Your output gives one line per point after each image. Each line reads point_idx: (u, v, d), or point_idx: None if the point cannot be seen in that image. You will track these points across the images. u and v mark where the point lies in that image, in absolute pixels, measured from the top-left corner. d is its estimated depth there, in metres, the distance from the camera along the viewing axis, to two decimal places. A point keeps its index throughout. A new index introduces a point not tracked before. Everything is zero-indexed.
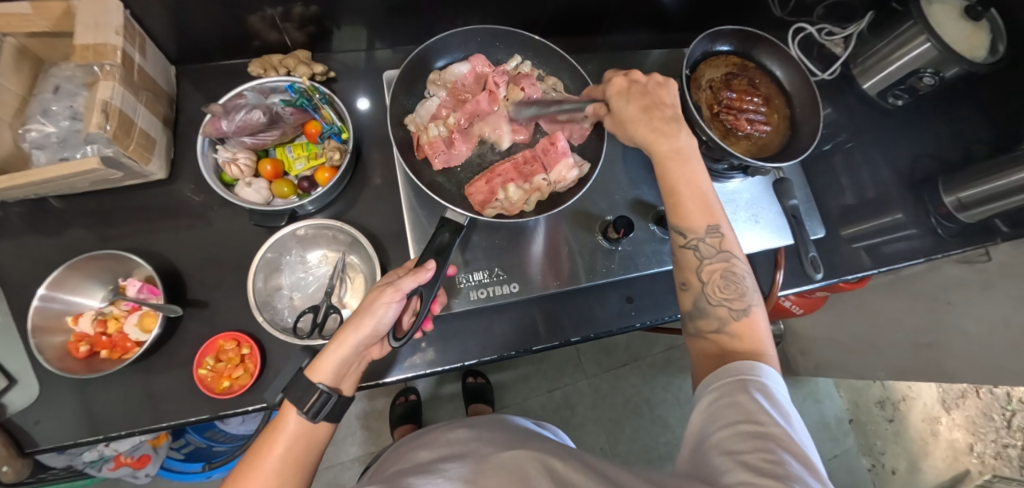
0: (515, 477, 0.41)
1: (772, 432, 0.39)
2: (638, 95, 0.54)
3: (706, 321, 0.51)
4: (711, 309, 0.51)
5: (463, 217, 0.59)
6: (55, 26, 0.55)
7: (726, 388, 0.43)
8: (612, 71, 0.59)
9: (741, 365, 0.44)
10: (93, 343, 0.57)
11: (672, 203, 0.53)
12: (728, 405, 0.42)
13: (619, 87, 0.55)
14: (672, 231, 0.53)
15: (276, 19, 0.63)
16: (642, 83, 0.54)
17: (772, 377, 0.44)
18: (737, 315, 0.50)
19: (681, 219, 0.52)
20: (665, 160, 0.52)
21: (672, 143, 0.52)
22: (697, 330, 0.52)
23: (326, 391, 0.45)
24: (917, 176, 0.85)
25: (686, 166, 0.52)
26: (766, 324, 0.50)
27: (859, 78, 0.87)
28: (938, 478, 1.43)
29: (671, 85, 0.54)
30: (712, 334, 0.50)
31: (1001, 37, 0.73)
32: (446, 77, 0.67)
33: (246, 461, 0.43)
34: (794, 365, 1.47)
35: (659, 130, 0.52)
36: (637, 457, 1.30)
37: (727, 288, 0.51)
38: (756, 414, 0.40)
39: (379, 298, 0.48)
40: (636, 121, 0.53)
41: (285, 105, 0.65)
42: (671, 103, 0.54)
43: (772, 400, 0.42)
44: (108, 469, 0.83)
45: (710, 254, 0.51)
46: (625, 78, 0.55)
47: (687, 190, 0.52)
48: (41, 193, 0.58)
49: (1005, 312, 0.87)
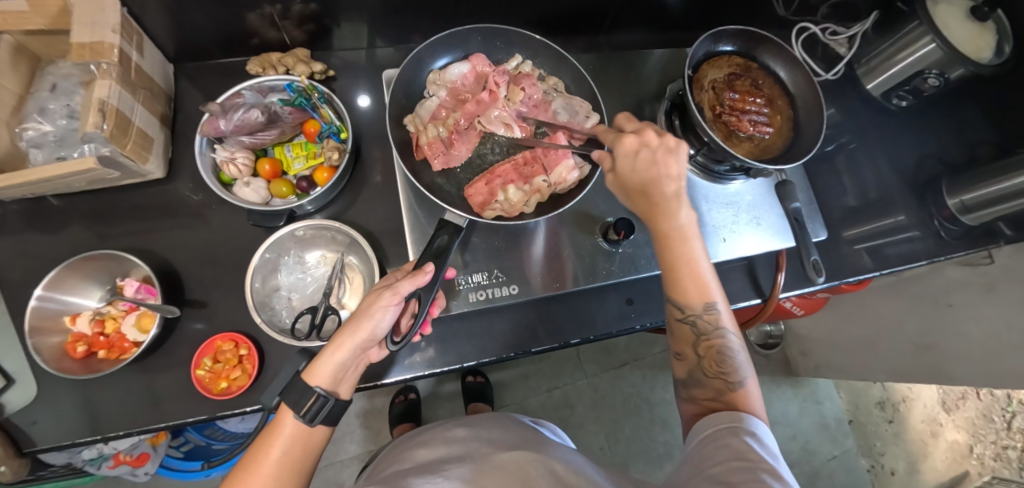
0: (516, 476, 0.41)
1: (762, 466, 0.40)
2: (645, 162, 0.50)
3: (701, 390, 0.51)
4: (706, 380, 0.51)
5: (463, 219, 0.58)
6: (52, 24, 0.55)
7: (718, 435, 0.45)
8: (626, 120, 0.55)
9: (729, 415, 0.46)
10: (91, 343, 0.57)
11: (671, 278, 0.53)
12: (719, 447, 0.43)
13: (628, 149, 0.50)
14: (670, 305, 0.53)
15: (274, 17, 0.63)
16: (650, 148, 0.50)
17: (761, 429, 0.45)
18: (732, 387, 0.50)
19: (679, 295, 0.52)
20: (664, 238, 0.52)
21: (673, 223, 0.51)
22: (690, 396, 0.53)
23: (323, 395, 0.45)
24: (920, 178, 0.85)
25: (685, 245, 0.52)
26: (762, 400, 0.50)
27: (864, 79, 0.86)
28: (938, 480, 1.43)
29: (682, 150, 0.50)
30: (705, 401, 0.51)
31: (1007, 38, 0.73)
32: (446, 76, 0.66)
33: (241, 466, 0.43)
34: (794, 366, 1.47)
35: (660, 208, 0.51)
36: (636, 457, 1.30)
37: (722, 363, 0.51)
38: (745, 453, 0.41)
39: (377, 302, 0.48)
40: (639, 192, 0.52)
41: (283, 104, 0.65)
42: (677, 174, 0.50)
43: (761, 445, 0.43)
44: (108, 467, 0.83)
45: (707, 331, 0.52)
46: (635, 140, 0.51)
47: (686, 267, 0.52)
48: (38, 192, 0.58)
49: (1007, 315, 0.86)
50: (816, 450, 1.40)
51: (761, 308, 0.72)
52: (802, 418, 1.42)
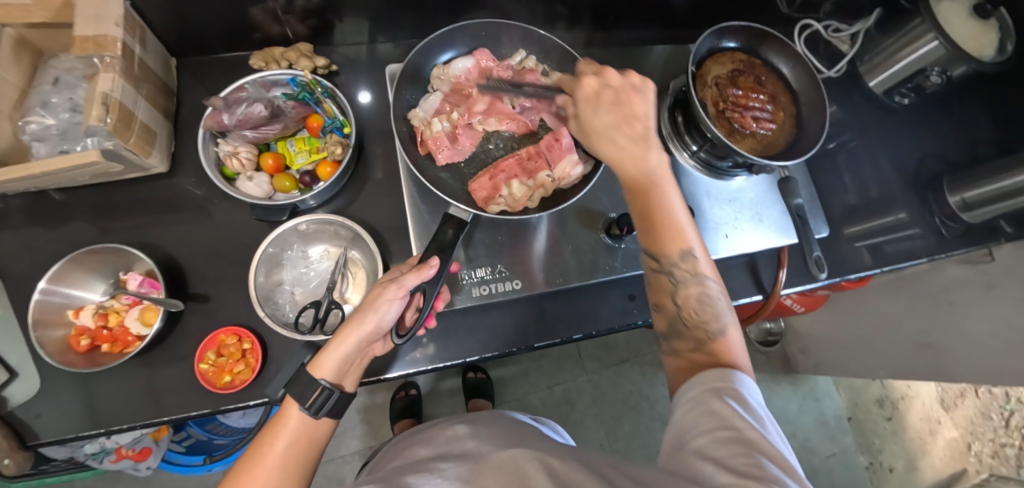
0: (511, 475, 0.40)
1: (751, 439, 0.39)
2: (609, 104, 0.50)
3: (681, 342, 0.51)
4: (686, 330, 0.51)
5: (467, 214, 0.59)
6: (55, 17, 0.54)
7: (702, 398, 0.44)
8: (584, 64, 0.54)
9: (716, 373, 0.45)
10: (94, 337, 0.57)
11: (646, 226, 0.52)
12: (704, 412, 0.42)
13: (589, 92, 0.51)
14: (646, 255, 0.53)
15: (278, 11, 0.63)
16: (614, 88, 0.51)
17: (747, 386, 0.44)
18: (713, 336, 0.50)
19: (655, 244, 0.52)
20: (636, 187, 0.51)
21: (644, 169, 0.50)
22: (671, 349, 0.52)
23: (328, 388, 0.45)
24: (922, 176, 0.85)
25: (657, 193, 0.50)
26: (744, 345, 0.51)
27: (864, 76, 0.87)
28: (936, 477, 1.44)
29: (646, 88, 0.51)
30: (687, 353, 0.50)
31: (1010, 36, 0.72)
32: (450, 71, 0.66)
33: (246, 458, 0.43)
34: (794, 363, 1.47)
35: (629, 153, 0.49)
36: (635, 453, 1.30)
37: (701, 312, 0.51)
38: (731, 420, 0.40)
39: (383, 295, 0.48)
40: (607, 140, 0.50)
41: (286, 99, 0.65)
42: (643, 114, 0.50)
43: (746, 406, 0.42)
44: (110, 461, 0.81)
45: (684, 278, 0.51)
46: (595, 82, 0.51)
47: (660, 214, 0.51)
48: (41, 186, 0.58)
49: (1007, 313, 0.86)
50: (815, 447, 1.40)
51: (762, 305, 0.72)
52: (801, 415, 1.42)
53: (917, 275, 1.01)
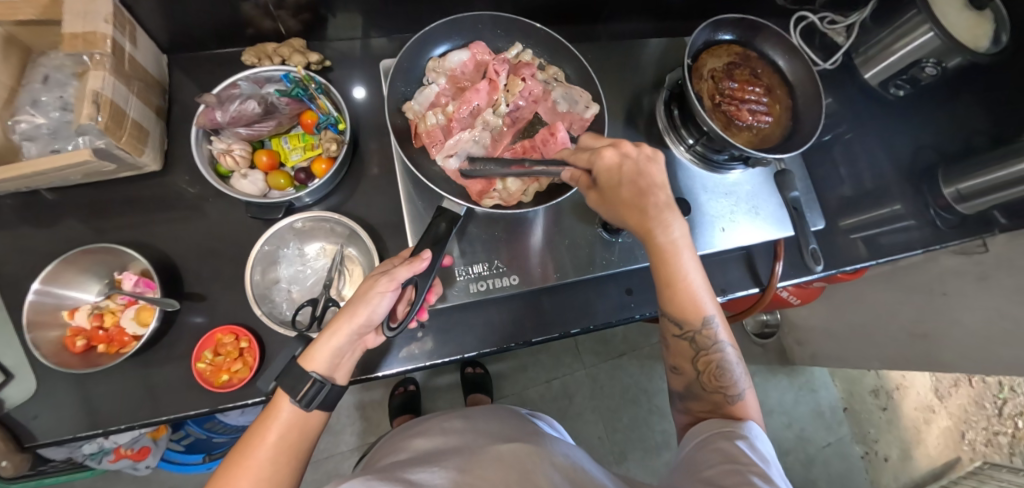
0: (512, 468, 0.41)
1: (752, 468, 0.40)
2: (632, 180, 0.50)
3: (698, 403, 0.53)
4: (705, 394, 0.53)
5: (460, 207, 0.59)
6: (43, 14, 0.53)
7: (711, 439, 0.46)
8: (591, 139, 0.56)
9: (723, 419, 0.48)
10: (90, 337, 0.57)
11: (669, 293, 0.52)
12: (712, 451, 0.44)
13: (610, 164, 0.50)
14: (667, 321, 0.54)
15: (269, 6, 0.62)
16: (633, 160, 0.50)
17: (759, 436, 0.46)
18: (731, 401, 0.52)
19: (675, 313, 0.52)
20: (658, 255, 0.51)
21: (667, 238, 0.51)
22: (689, 410, 0.55)
23: (319, 380, 0.45)
24: (917, 167, 0.85)
25: (678, 261, 0.51)
26: (757, 406, 0.53)
27: (860, 69, 0.88)
28: (930, 465, 1.45)
29: (660, 158, 0.51)
30: (704, 414, 0.53)
31: (1005, 27, 0.73)
32: (445, 64, 0.65)
33: (237, 450, 0.43)
34: (790, 354, 1.48)
35: (650, 225, 0.51)
36: (634, 446, 1.31)
37: (721, 377, 0.53)
38: (737, 456, 0.42)
39: (374, 288, 0.48)
40: (630, 206, 0.51)
41: (280, 95, 0.64)
42: (661, 183, 0.51)
43: (752, 446, 0.44)
44: (109, 461, 0.82)
45: (706, 346, 0.53)
46: (615, 154, 0.50)
47: (680, 284, 0.52)
48: (33, 186, 0.58)
49: (1000, 303, 0.87)
50: (812, 437, 1.41)
51: (759, 298, 0.73)
52: (798, 406, 1.44)
53: (912, 266, 1.02)
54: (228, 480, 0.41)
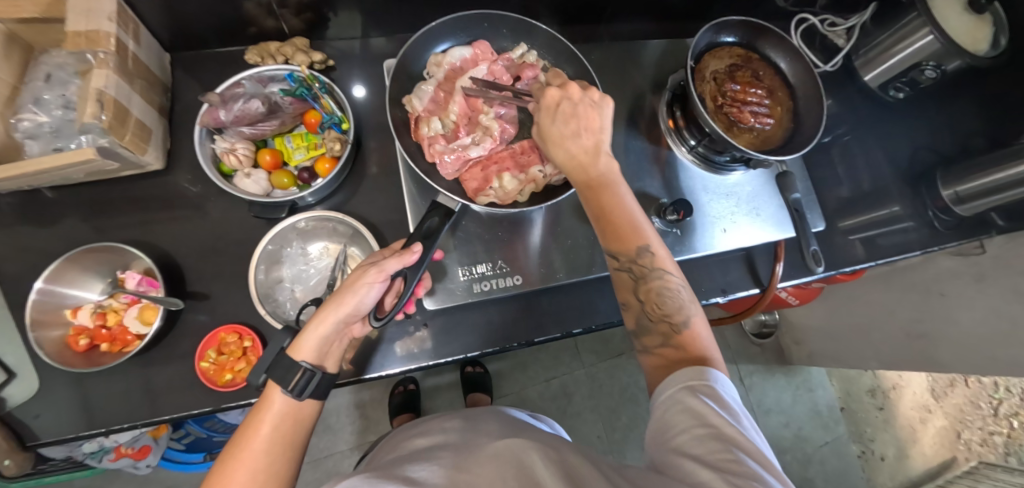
0: (508, 463, 0.40)
1: (726, 433, 0.40)
2: (566, 115, 0.52)
3: (650, 338, 0.52)
4: (653, 326, 0.52)
5: (455, 203, 0.60)
6: (45, 12, 0.53)
7: (677, 396, 0.45)
8: (551, 78, 0.58)
9: (687, 370, 0.46)
10: (93, 336, 0.57)
11: (604, 227, 0.53)
12: (681, 411, 0.43)
13: (550, 102, 0.53)
14: (608, 256, 0.54)
15: (272, 5, 0.62)
16: (572, 101, 0.52)
17: (720, 381, 0.45)
18: (678, 329, 0.50)
19: (614, 244, 0.53)
20: (592, 191, 0.53)
21: (596, 172, 0.53)
22: (644, 347, 0.53)
23: (310, 369, 0.46)
24: (915, 170, 0.86)
25: (610, 194, 0.53)
26: (710, 334, 0.51)
27: (860, 71, 0.87)
28: (925, 464, 1.47)
29: (604, 104, 0.52)
30: (657, 348, 0.51)
31: (1004, 30, 0.74)
32: (447, 59, 0.65)
33: (231, 445, 0.43)
34: (788, 354, 1.49)
35: (581, 159, 0.52)
36: (632, 444, 1.32)
37: (664, 305, 0.52)
38: (707, 418, 0.41)
39: (362, 278, 0.48)
40: (559, 144, 0.52)
41: (284, 95, 0.65)
42: (599, 126, 0.52)
43: (720, 402, 0.43)
44: (109, 460, 0.83)
45: (645, 275, 0.52)
46: (556, 94, 0.53)
47: (615, 215, 0.53)
48: (34, 185, 0.57)
49: (997, 304, 0.88)
50: (808, 437, 1.42)
51: (759, 298, 0.73)
52: (795, 406, 1.45)
53: (909, 267, 1.03)
54: (224, 474, 0.41)
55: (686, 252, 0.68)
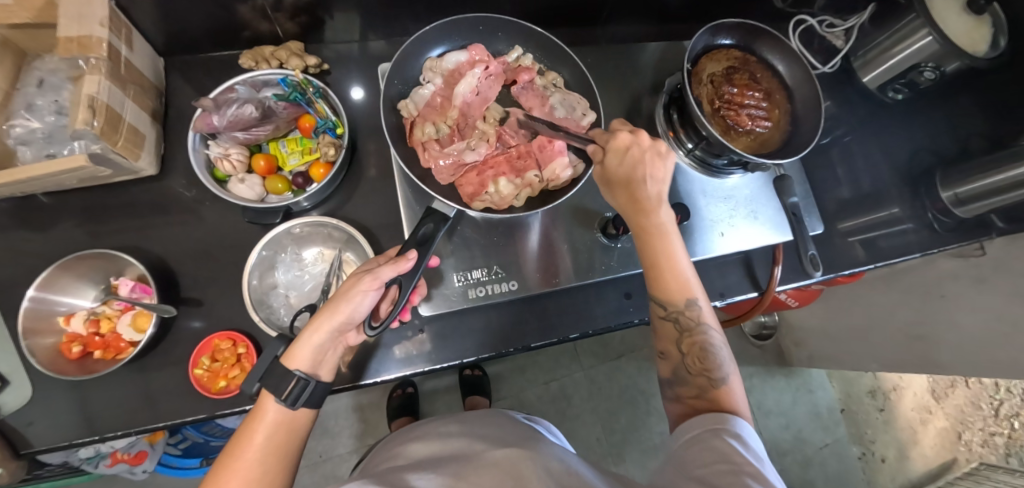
0: (507, 475, 0.40)
1: (746, 469, 0.40)
2: (633, 162, 0.50)
3: (685, 388, 0.52)
4: (690, 378, 0.52)
5: (450, 209, 0.59)
6: (37, 17, 0.53)
7: (702, 437, 0.45)
8: (619, 121, 0.55)
9: (714, 416, 0.47)
10: (86, 343, 0.57)
11: (654, 275, 0.53)
12: (705, 449, 0.43)
13: (618, 145, 0.50)
14: (653, 302, 0.54)
15: (267, 9, 0.62)
16: (641, 147, 0.50)
17: (745, 430, 0.45)
18: (715, 384, 0.50)
19: (661, 293, 0.53)
20: (646, 237, 0.52)
21: (655, 220, 0.52)
22: (676, 395, 0.53)
23: (304, 379, 0.45)
24: (915, 171, 0.85)
25: (665, 243, 0.52)
26: (744, 394, 0.51)
27: (859, 72, 0.86)
28: (927, 466, 1.46)
29: (670, 156, 0.51)
30: (689, 399, 0.51)
31: (1003, 31, 0.73)
32: (442, 64, 0.65)
33: (225, 452, 0.43)
34: (788, 356, 1.49)
35: (642, 204, 0.51)
36: (632, 447, 1.32)
37: (704, 359, 0.52)
38: (729, 455, 0.41)
39: (357, 286, 0.48)
40: (622, 189, 0.51)
41: (278, 99, 0.64)
42: (663, 177, 0.51)
43: (747, 446, 0.43)
44: (105, 466, 0.83)
45: (689, 327, 0.52)
46: (627, 138, 0.50)
47: (668, 265, 0.52)
48: (27, 190, 0.57)
49: (997, 307, 0.88)
50: (809, 438, 1.42)
51: (758, 302, 0.73)
52: (796, 407, 1.44)
53: (909, 269, 1.02)
54: (217, 482, 0.41)
55: None
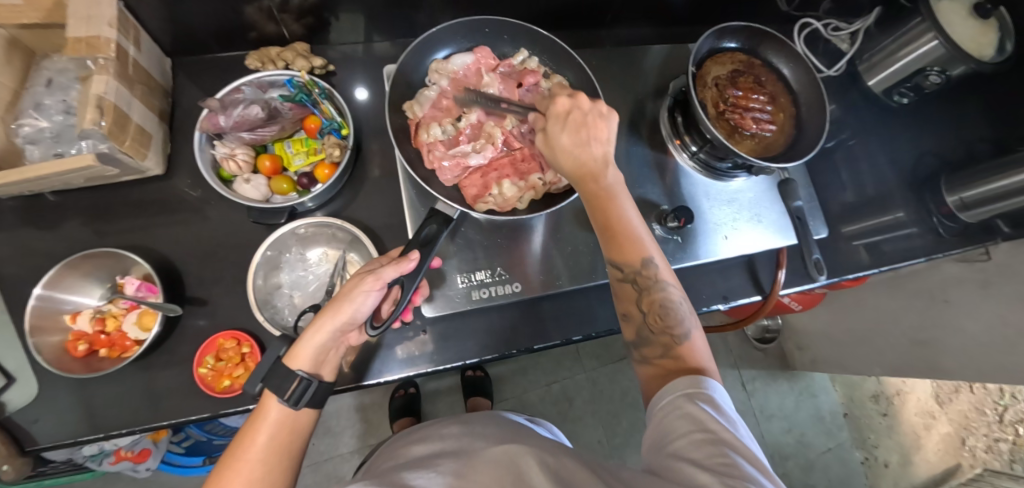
0: (506, 471, 0.40)
1: (724, 438, 0.40)
2: (575, 127, 0.50)
3: (650, 349, 0.51)
4: (653, 337, 0.51)
5: (453, 210, 0.59)
6: (47, 17, 0.53)
7: (675, 404, 0.44)
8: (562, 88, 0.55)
9: (684, 379, 0.46)
10: (92, 341, 0.57)
11: (609, 238, 0.52)
12: (681, 417, 0.43)
13: (561, 109, 0.50)
14: (610, 266, 0.53)
15: (273, 10, 0.62)
16: (582, 110, 0.50)
17: (717, 390, 0.45)
18: (678, 340, 0.50)
19: (618, 256, 0.52)
20: (595, 200, 0.52)
21: (603, 182, 0.51)
22: (642, 357, 0.52)
23: (306, 379, 0.45)
24: (919, 175, 0.85)
25: (614, 205, 0.52)
26: (708, 349, 0.51)
27: (864, 75, 0.86)
28: (930, 471, 1.46)
29: (613, 117, 0.51)
30: (657, 359, 0.50)
31: (1010, 35, 0.73)
32: (448, 66, 0.65)
33: (228, 452, 0.43)
34: (790, 360, 1.48)
35: (590, 167, 0.51)
36: (634, 449, 1.31)
37: (665, 317, 0.51)
38: (705, 423, 0.41)
39: (359, 286, 0.48)
40: (566, 152, 0.50)
41: (284, 100, 0.65)
42: (607, 137, 0.50)
43: (718, 410, 0.43)
44: (109, 463, 0.83)
45: (648, 286, 0.52)
46: (566, 102, 0.51)
47: (619, 226, 0.52)
48: (35, 189, 0.57)
49: (1001, 312, 0.87)
50: (811, 442, 1.41)
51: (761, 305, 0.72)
52: (798, 411, 1.44)
53: (914, 273, 1.02)
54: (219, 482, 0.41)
55: (687, 259, 0.67)
